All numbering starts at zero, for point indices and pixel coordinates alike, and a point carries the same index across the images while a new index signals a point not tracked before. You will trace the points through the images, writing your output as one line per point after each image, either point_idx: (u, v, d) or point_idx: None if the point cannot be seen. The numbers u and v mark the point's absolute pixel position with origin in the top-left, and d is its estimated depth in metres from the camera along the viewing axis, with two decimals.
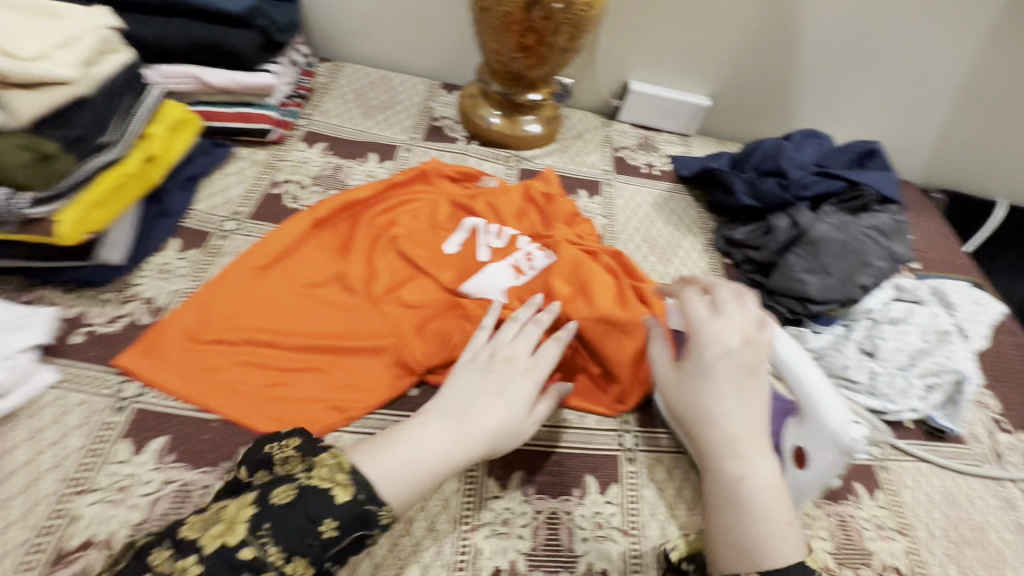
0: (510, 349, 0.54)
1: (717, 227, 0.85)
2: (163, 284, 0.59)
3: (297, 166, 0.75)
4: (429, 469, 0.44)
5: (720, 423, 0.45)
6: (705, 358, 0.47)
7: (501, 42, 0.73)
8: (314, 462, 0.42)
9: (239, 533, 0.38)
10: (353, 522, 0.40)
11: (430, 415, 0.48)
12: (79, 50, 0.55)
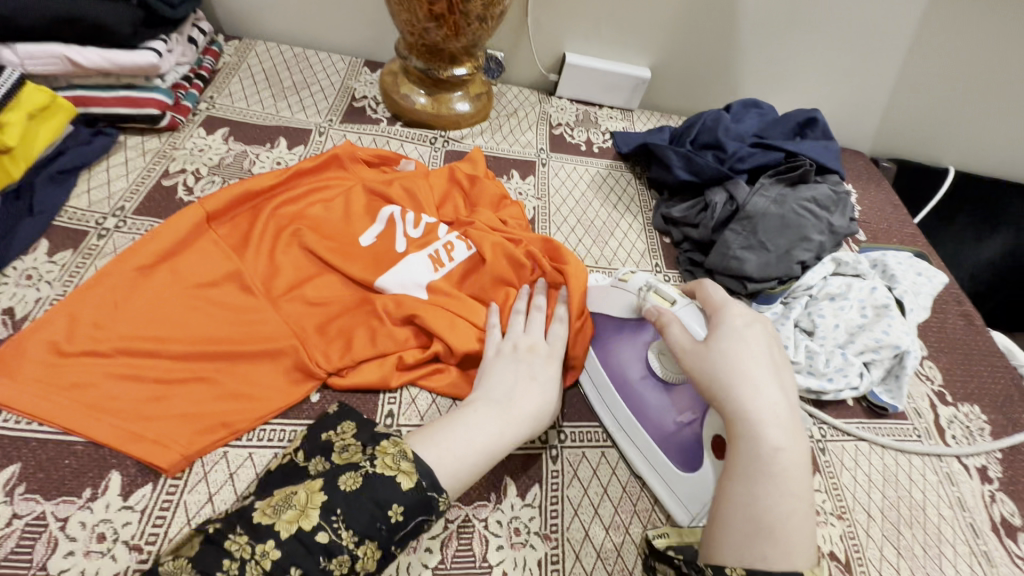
0: (527, 339, 0.54)
1: (657, 205, 0.81)
2: (26, 292, 0.53)
3: (194, 154, 0.68)
4: (478, 454, 0.45)
5: (762, 392, 0.43)
6: (744, 332, 0.46)
7: (411, 12, 0.67)
8: (378, 449, 0.42)
9: (315, 517, 0.38)
10: (419, 508, 0.41)
11: (466, 410, 0.48)
12: None
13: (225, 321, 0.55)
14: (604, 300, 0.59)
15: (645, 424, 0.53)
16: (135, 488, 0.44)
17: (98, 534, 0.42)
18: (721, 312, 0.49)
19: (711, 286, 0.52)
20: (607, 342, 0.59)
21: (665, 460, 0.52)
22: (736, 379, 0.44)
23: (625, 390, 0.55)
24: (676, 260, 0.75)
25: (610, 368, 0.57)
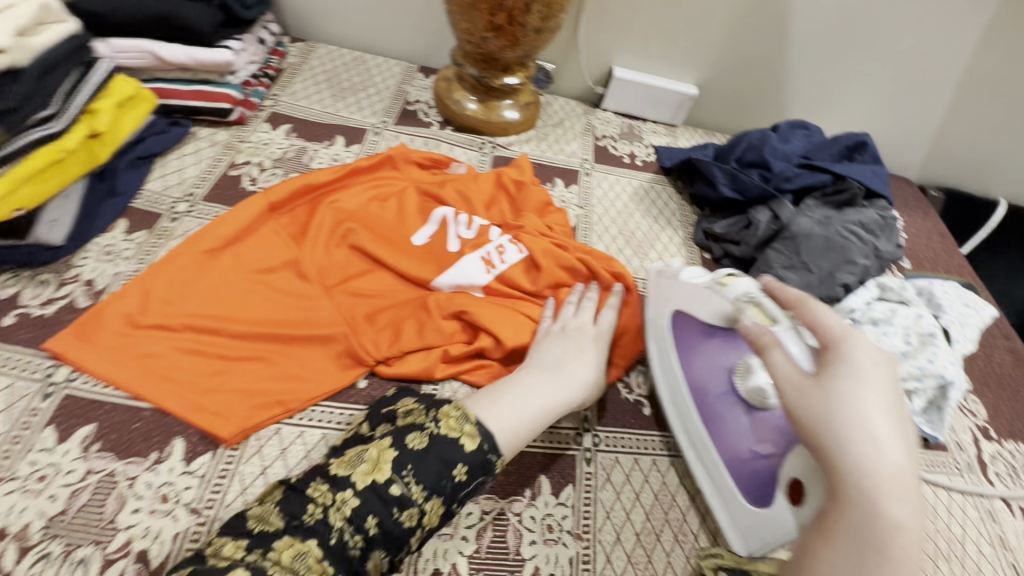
0: (576, 321, 0.59)
1: (698, 220, 0.82)
2: (105, 266, 0.57)
3: (259, 147, 0.72)
4: (531, 420, 0.49)
5: (886, 450, 0.36)
6: (867, 376, 0.39)
7: (471, 22, 0.70)
8: (440, 412, 0.46)
9: (387, 472, 0.42)
10: (479, 468, 0.44)
11: (518, 376, 0.52)
12: (14, 18, 0.52)
13: (283, 306, 0.57)
14: (696, 299, 0.55)
15: (717, 444, 0.52)
16: (196, 456, 0.47)
17: (161, 495, 0.45)
18: (838, 346, 0.41)
19: (822, 307, 0.45)
20: (692, 348, 0.56)
21: (730, 484, 0.50)
22: (853, 431, 0.36)
23: (702, 404, 0.54)
24: None
25: (692, 377, 0.55)
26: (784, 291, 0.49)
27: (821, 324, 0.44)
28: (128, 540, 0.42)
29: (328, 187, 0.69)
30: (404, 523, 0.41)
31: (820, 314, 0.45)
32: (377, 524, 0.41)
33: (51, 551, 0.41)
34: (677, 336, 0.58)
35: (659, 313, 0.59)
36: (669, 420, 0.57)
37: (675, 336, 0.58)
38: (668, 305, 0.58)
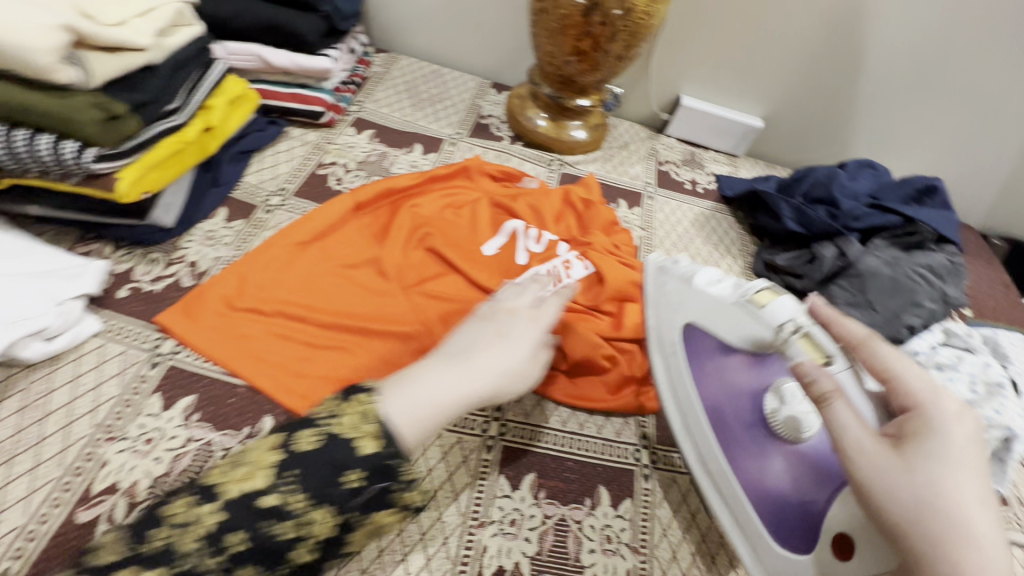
0: (507, 303, 0.53)
1: (758, 251, 0.83)
2: (207, 250, 0.61)
3: (344, 149, 0.77)
4: (442, 411, 0.41)
5: (980, 538, 0.32)
6: (961, 458, 0.35)
7: (556, 45, 0.73)
8: (347, 403, 0.39)
9: (261, 478, 0.35)
10: (382, 474, 0.37)
11: (430, 364, 0.44)
12: (157, 19, 0.56)
13: (364, 301, 0.61)
14: (720, 318, 0.53)
15: (738, 475, 0.50)
16: None
17: None
18: (925, 415, 0.38)
19: (899, 363, 0.43)
20: (707, 369, 0.54)
21: (758, 524, 0.47)
22: (952, 524, 0.33)
23: (721, 431, 0.52)
24: None
25: (710, 403, 0.53)
26: (862, 337, 0.46)
27: (897, 382, 0.41)
28: None
29: (407, 192, 0.72)
30: (280, 539, 0.34)
31: (899, 371, 0.42)
32: (244, 543, 0.33)
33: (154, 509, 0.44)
34: (688, 353, 0.55)
35: (666, 327, 0.56)
36: (683, 450, 0.54)
37: (685, 352, 0.55)
38: (677, 317, 0.56)
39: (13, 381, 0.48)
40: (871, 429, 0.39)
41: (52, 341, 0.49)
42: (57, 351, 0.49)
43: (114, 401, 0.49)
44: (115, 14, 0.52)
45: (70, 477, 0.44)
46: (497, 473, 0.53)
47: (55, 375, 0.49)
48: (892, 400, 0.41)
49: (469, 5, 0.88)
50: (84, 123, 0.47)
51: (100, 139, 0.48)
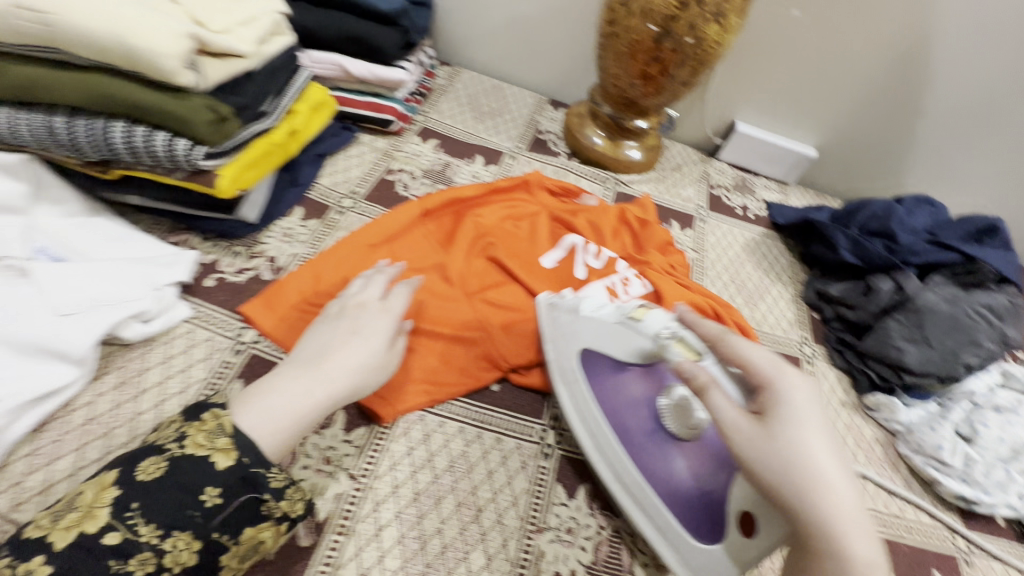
0: (358, 298, 0.54)
1: (808, 280, 0.83)
2: (285, 246, 0.64)
3: (411, 157, 0.80)
4: (299, 416, 0.44)
5: (840, 491, 0.35)
6: (807, 414, 0.38)
7: (623, 68, 0.75)
8: (196, 424, 0.41)
9: (102, 518, 0.35)
10: (242, 486, 0.39)
11: (283, 371, 0.46)
12: (257, 29, 0.61)
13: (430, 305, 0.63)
14: (608, 337, 0.56)
15: (649, 481, 0.50)
16: (356, 426, 0.53)
17: (325, 457, 0.50)
18: (773, 385, 0.40)
19: (745, 342, 0.44)
20: (603, 381, 0.56)
21: (675, 524, 0.47)
22: (804, 482, 0.35)
23: (626, 442, 0.53)
24: (824, 337, 0.77)
25: (610, 416, 0.55)
26: (704, 325, 0.49)
27: (749, 361, 0.42)
28: None
29: (471, 201, 0.75)
30: (134, 575, 0.34)
31: (746, 350, 0.43)
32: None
33: None
34: (587, 374, 0.57)
35: (564, 354, 0.59)
36: (596, 468, 0.54)
37: (584, 373, 0.57)
38: (574, 343, 0.58)
39: (111, 358, 0.51)
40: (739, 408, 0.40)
41: (149, 323, 0.53)
42: (152, 333, 0.53)
43: (201, 384, 0.52)
44: (219, 22, 0.57)
45: None
46: (554, 481, 0.55)
47: (148, 355, 0.52)
48: (747, 380, 0.42)
49: (535, 24, 0.91)
50: (196, 123, 0.50)
51: (209, 137, 0.52)
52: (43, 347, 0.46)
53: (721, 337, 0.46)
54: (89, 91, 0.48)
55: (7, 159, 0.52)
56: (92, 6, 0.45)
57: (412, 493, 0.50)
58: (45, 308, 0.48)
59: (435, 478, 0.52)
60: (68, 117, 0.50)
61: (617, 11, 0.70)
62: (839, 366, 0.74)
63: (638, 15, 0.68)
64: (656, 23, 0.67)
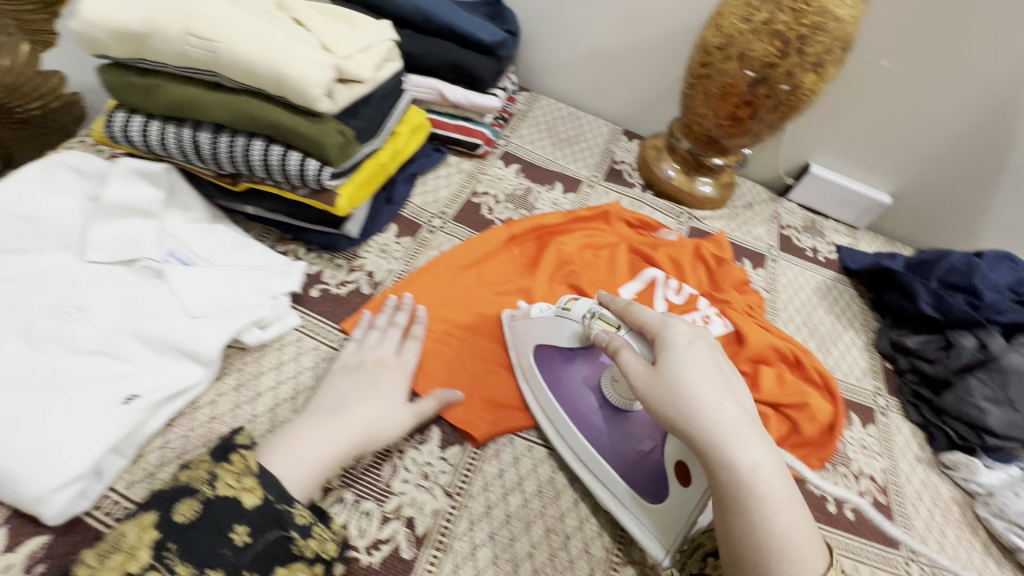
0: (376, 352, 0.57)
1: (882, 328, 0.83)
2: (381, 262, 0.67)
3: (495, 181, 0.82)
4: (320, 463, 0.46)
5: (721, 407, 0.42)
6: (687, 351, 0.45)
7: (711, 109, 0.76)
8: (224, 466, 0.42)
9: (142, 559, 0.37)
10: (271, 524, 0.41)
11: (307, 420, 0.48)
12: (375, 56, 0.64)
13: None
14: (551, 331, 0.59)
15: (606, 456, 0.54)
16: (450, 444, 0.55)
17: (423, 473, 0.52)
18: (661, 333, 0.47)
19: (648, 308, 0.51)
20: (557, 372, 0.60)
21: (630, 491, 0.52)
22: (689, 406, 0.42)
23: (579, 422, 0.57)
24: (897, 389, 0.77)
25: (566, 402, 0.58)
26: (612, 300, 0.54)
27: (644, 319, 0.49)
28: (400, 505, 0.50)
29: (554, 228, 0.77)
30: None
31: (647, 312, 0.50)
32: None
33: (344, 497, 0.49)
34: (542, 367, 0.60)
35: (523, 352, 0.61)
36: (562, 455, 0.56)
37: (540, 367, 0.60)
38: (528, 341, 0.61)
39: (230, 360, 0.54)
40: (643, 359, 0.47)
41: (266, 329, 0.56)
42: (267, 339, 0.56)
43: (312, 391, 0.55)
44: (344, 49, 0.61)
45: None
46: None
47: (262, 360, 0.55)
48: (642, 334, 0.49)
49: (618, 58, 0.93)
50: (328, 146, 0.53)
51: (335, 159, 0.55)
52: (178, 346, 0.50)
53: (626, 307, 0.52)
54: (236, 112, 0.52)
55: (151, 168, 0.57)
56: (250, 34, 0.48)
57: (504, 515, 0.52)
58: (179, 310, 0.52)
59: (525, 502, 0.53)
60: (213, 133, 0.54)
61: (712, 54, 0.71)
62: (913, 420, 0.74)
63: (736, 60, 0.69)
64: (753, 69, 0.69)
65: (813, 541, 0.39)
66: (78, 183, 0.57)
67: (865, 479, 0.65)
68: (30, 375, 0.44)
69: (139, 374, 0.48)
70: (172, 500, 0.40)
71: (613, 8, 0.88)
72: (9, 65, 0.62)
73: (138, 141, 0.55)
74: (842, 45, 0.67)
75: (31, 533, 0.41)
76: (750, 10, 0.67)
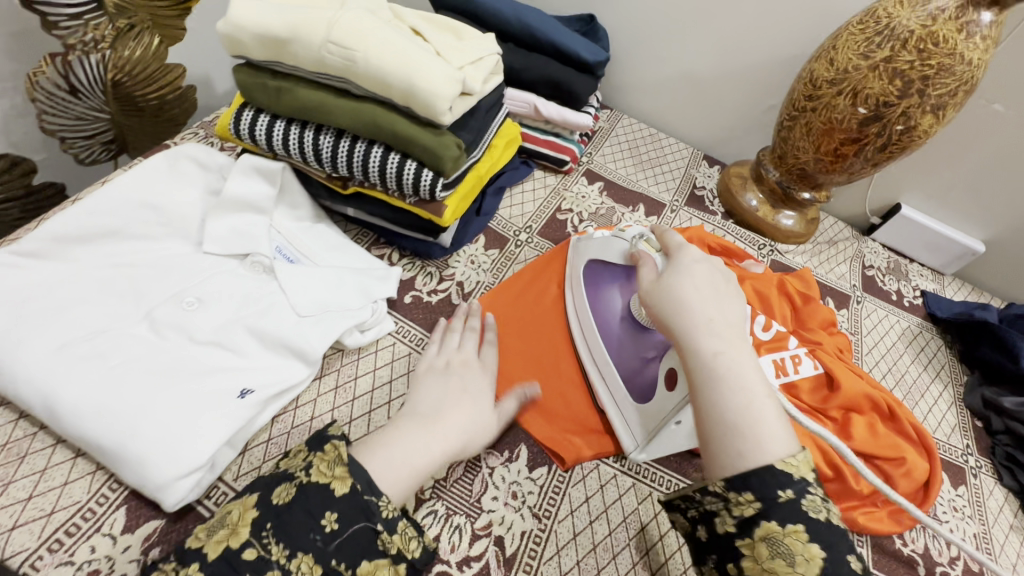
0: (459, 354, 0.56)
1: (971, 383, 0.79)
2: (471, 273, 0.68)
3: (579, 199, 0.82)
4: (413, 467, 0.44)
5: (703, 308, 0.45)
6: (687, 268, 0.49)
7: (810, 144, 0.74)
8: (318, 454, 0.42)
9: (243, 535, 0.37)
10: (359, 515, 0.39)
11: (402, 426, 0.47)
12: (483, 70, 0.61)
13: None
14: (603, 248, 0.62)
15: (617, 363, 0.58)
16: (537, 465, 0.54)
17: (512, 492, 0.52)
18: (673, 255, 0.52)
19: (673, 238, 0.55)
20: (599, 288, 0.63)
21: (625, 391, 0.57)
22: (673, 305, 0.46)
23: (603, 330, 0.60)
24: (989, 450, 0.73)
25: (596, 308, 0.62)
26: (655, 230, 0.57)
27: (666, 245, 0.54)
28: (489, 522, 0.50)
29: None
30: None
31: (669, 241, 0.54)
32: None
33: (437, 509, 0.49)
34: (587, 279, 0.64)
35: (573, 265, 0.65)
36: (580, 355, 0.61)
37: (586, 280, 0.64)
38: (582, 257, 0.64)
39: (330, 361, 0.55)
40: (652, 273, 0.51)
41: (365, 332, 0.56)
42: (365, 343, 0.57)
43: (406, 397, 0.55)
44: (455, 59, 0.59)
45: None
46: None
47: (360, 363, 0.56)
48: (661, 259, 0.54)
49: (709, 82, 0.92)
50: (448, 159, 0.54)
51: (449, 171, 0.55)
52: (287, 344, 0.50)
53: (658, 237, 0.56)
54: (360, 121, 0.54)
55: (270, 165, 0.57)
56: (388, 49, 0.51)
57: (590, 543, 0.50)
58: (287, 306, 0.53)
59: (611, 532, 0.51)
60: (334, 138, 0.56)
61: (820, 88, 0.69)
62: (1008, 486, 0.69)
63: (848, 96, 0.67)
64: (867, 106, 0.66)
65: (780, 430, 0.39)
66: (199, 175, 0.59)
67: (956, 543, 0.62)
68: (156, 360, 0.46)
69: (251, 368, 0.49)
70: (271, 485, 0.40)
71: (710, 33, 0.87)
72: (139, 55, 0.68)
73: (262, 139, 0.59)
74: (967, 88, 0.65)
75: (148, 517, 0.42)
76: (870, 47, 0.65)
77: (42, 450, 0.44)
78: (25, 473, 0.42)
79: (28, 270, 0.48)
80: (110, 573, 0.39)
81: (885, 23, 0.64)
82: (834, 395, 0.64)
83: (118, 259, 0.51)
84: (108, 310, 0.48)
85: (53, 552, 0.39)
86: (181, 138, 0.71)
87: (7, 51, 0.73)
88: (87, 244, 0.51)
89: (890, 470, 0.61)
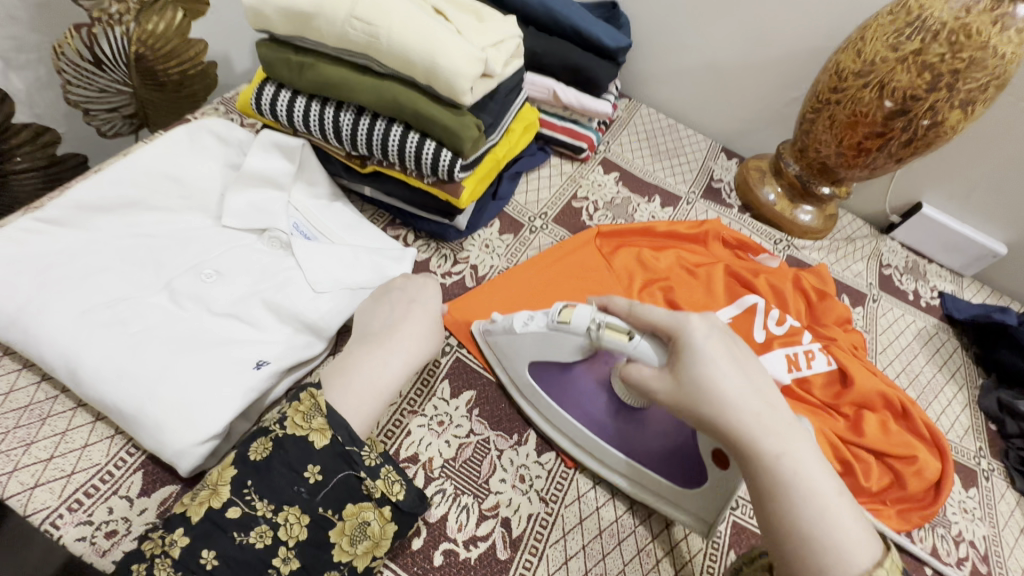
0: (401, 276, 0.54)
1: (987, 386, 0.78)
2: (486, 257, 0.68)
3: (594, 187, 0.81)
4: (376, 391, 0.44)
5: (741, 402, 0.41)
6: (705, 347, 0.43)
7: (833, 137, 0.73)
8: (296, 402, 0.42)
9: (224, 495, 0.38)
10: (338, 464, 0.40)
11: (362, 350, 0.47)
12: (505, 52, 0.60)
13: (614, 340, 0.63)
14: (549, 346, 0.52)
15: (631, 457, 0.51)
16: (546, 450, 0.54)
17: (520, 475, 0.52)
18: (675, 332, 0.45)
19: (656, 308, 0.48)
20: (562, 386, 0.54)
21: (668, 484, 0.50)
22: (710, 407, 0.41)
23: (600, 433, 0.52)
24: (1002, 453, 0.72)
25: (576, 416, 0.53)
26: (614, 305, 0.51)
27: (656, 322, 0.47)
28: (497, 503, 0.50)
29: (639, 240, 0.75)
30: (255, 546, 0.37)
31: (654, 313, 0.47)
32: (218, 556, 0.36)
33: (445, 488, 0.50)
34: (545, 386, 0.54)
35: (517, 370, 0.56)
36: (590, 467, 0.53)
37: (542, 385, 0.54)
38: (522, 359, 0.55)
39: (344, 338, 0.56)
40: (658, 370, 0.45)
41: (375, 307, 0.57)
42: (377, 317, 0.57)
43: (415, 378, 0.56)
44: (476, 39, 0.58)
45: (384, 435, 0.51)
46: (727, 547, 0.51)
47: None
48: (659, 339, 0.47)
49: (732, 72, 0.90)
50: (465, 138, 0.54)
51: (468, 152, 0.55)
52: (302, 319, 0.51)
53: (631, 309, 0.49)
54: (378, 95, 0.54)
55: (289, 142, 0.58)
56: (412, 27, 0.51)
57: (597, 528, 0.50)
58: (303, 282, 0.53)
59: (617, 518, 0.51)
60: (354, 115, 0.57)
61: (847, 80, 0.68)
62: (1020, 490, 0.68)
63: (874, 89, 0.66)
64: (894, 100, 0.65)
65: (859, 533, 0.38)
66: (218, 149, 0.59)
67: (965, 544, 0.61)
68: (176, 330, 0.46)
69: (267, 341, 0.49)
70: (248, 441, 0.41)
71: (734, 23, 0.85)
72: (162, 30, 0.69)
73: (283, 116, 0.59)
74: (998, 83, 0.63)
75: (164, 481, 0.43)
76: (900, 39, 0.63)
77: (63, 412, 0.44)
78: (46, 434, 0.43)
79: (51, 237, 0.48)
80: (127, 534, 0.40)
81: (917, 14, 0.63)
82: (848, 391, 0.64)
83: (136, 229, 0.52)
84: (129, 280, 0.48)
85: (73, 511, 0.40)
86: (201, 114, 0.71)
87: (34, 22, 0.74)
88: (109, 214, 0.51)
89: (905, 471, 0.59)
